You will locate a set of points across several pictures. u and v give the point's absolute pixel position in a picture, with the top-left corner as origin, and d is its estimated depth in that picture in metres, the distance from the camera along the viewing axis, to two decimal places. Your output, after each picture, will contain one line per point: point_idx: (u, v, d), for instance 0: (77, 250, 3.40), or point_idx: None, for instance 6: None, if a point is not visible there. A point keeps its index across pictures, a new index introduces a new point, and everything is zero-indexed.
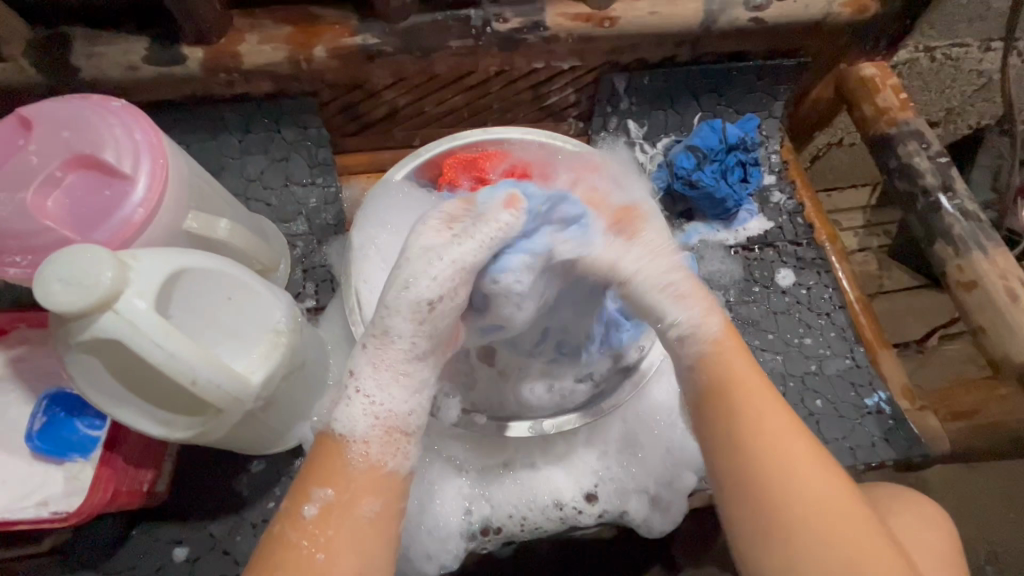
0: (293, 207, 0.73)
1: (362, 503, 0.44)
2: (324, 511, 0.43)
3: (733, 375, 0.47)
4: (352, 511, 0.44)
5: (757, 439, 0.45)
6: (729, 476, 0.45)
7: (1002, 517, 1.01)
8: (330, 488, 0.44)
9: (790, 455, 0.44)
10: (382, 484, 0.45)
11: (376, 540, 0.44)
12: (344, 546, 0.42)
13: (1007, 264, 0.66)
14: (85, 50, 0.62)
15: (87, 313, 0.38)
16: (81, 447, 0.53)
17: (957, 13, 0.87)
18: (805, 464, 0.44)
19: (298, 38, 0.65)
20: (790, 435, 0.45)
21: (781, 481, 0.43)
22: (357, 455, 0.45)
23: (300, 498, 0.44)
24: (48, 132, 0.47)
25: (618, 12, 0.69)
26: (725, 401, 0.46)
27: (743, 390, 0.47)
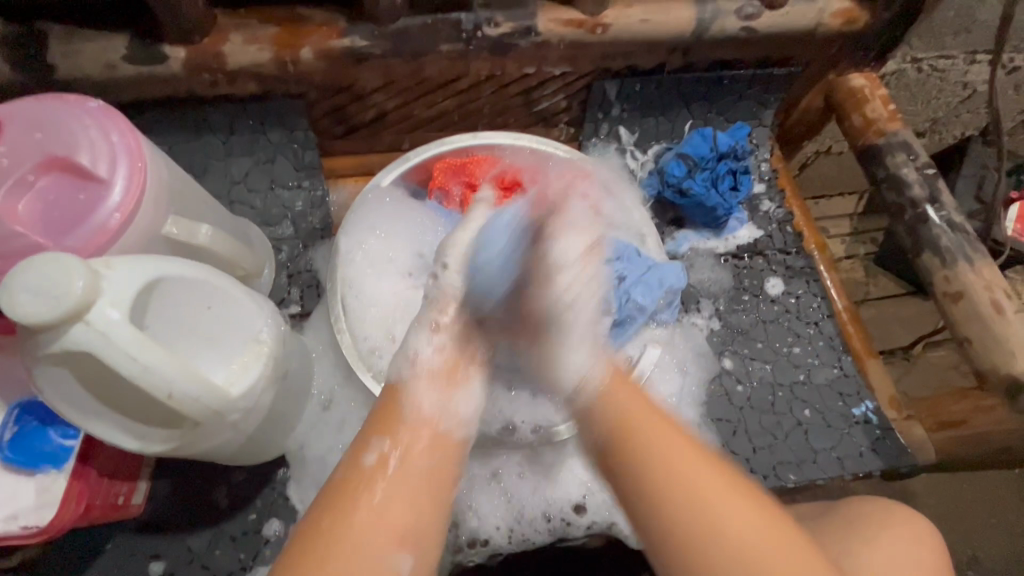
0: (278, 211, 0.72)
1: (420, 457, 0.46)
2: (379, 462, 0.45)
3: (653, 438, 0.46)
4: (407, 457, 0.46)
5: (671, 513, 0.43)
6: (653, 533, 0.44)
7: (988, 525, 1.02)
8: (388, 440, 0.46)
9: (740, 530, 0.42)
10: (446, 443, 0.48)
11: (432, 493, 0.45)
12: (400, 497, 0.44)
13: (992, 275, 0.67)
14: (62, 48, 0.60)
15: (57, 324, 0.37)
16: (54, 457, 0.50)
17: (943, 25, 0.88)
18: (745, 520, 0.42)
19: (284, 39, 0.63)
20: (697, 485, 0.43)
21: (708, 556, 0.42)
22: (413, 407, 0.48)
23: (361, 446, 0.46)
24: (18, 132, 0.46)
25: (610, 19, 0.68)
26: (626, 435, 0.46)
27: (682, 492, 0.43)
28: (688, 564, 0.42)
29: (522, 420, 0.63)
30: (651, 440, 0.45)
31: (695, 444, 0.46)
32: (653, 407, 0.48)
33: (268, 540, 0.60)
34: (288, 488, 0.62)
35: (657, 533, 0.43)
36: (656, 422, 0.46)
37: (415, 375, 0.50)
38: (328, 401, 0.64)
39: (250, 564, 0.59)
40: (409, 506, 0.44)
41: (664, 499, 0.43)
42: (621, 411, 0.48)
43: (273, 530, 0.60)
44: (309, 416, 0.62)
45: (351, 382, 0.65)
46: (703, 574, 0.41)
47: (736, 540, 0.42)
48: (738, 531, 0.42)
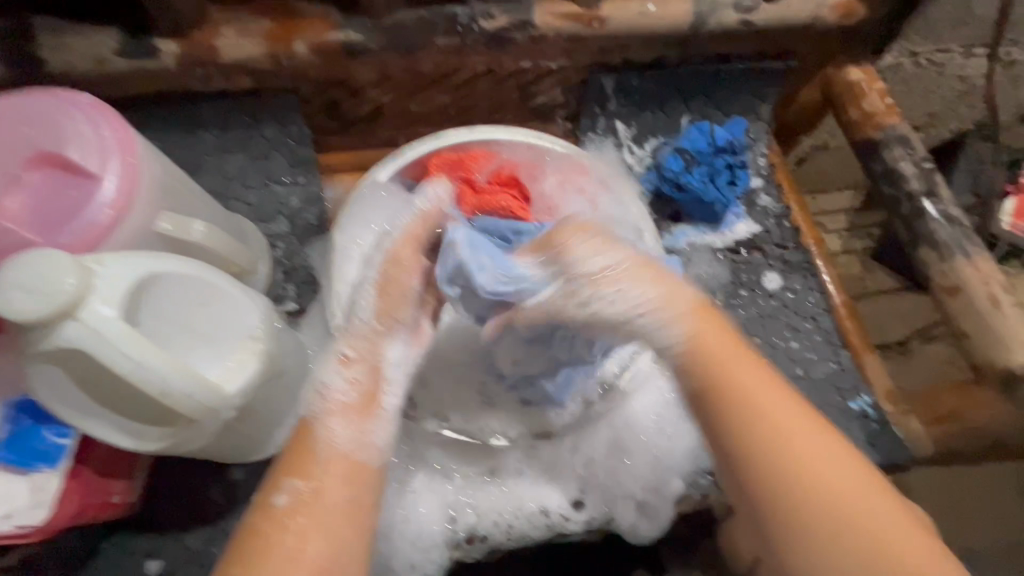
0: (273, 207, 0.71)
1: (337, 493, 0.45)
2: (293, 500, 0.44)
3: (719, 360, 0.48)
4: (319, 492, 0.45)
5: (767, 438, 0.45)
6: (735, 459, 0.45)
7: (985, 517, 1.03)
8: (299, 479, 0.45)
9: (820, 464, 0.44)
10: (365, 475, 0.47)
11: (348, 529, 0.44)
12: (314, 532, 0.43)
13: (988, 269, 0.67)
14: (53, 42, 0.59)
15: (49, 321, 0.36)
16: (48, 456, 0.50)
17: (941, 19, 0.87)
18: (835, 458, 0.44)
19: (278, 33, 0.63)
20: (780, 404, 0.46)
21: (781, 485, 0.44)
22: (327, 443, 0.47)
23: (269, 491, 0.45)
24: (9, 128, 0.45)
25: (607, 12, 0.68)
26: (715, 384, 0.47)
27: (755, 412, 0.46)
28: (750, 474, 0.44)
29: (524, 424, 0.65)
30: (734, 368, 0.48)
31: (763, 364, 0.49)
32: (728, 331, 0.51)
33: None
34: None
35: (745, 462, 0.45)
36: (743, 354, 0.49)
37: (327, 411, 0.49)
38: None
39: None
40: (330, 545, 0.43)
41: (739, 441, 0.45)
42: (705, 348, 0.49)
43: None
44: None
45: None
46: (783, 493, 0.44)
47: (814, 477, 0.43)
48: (832, 459, 0.44)
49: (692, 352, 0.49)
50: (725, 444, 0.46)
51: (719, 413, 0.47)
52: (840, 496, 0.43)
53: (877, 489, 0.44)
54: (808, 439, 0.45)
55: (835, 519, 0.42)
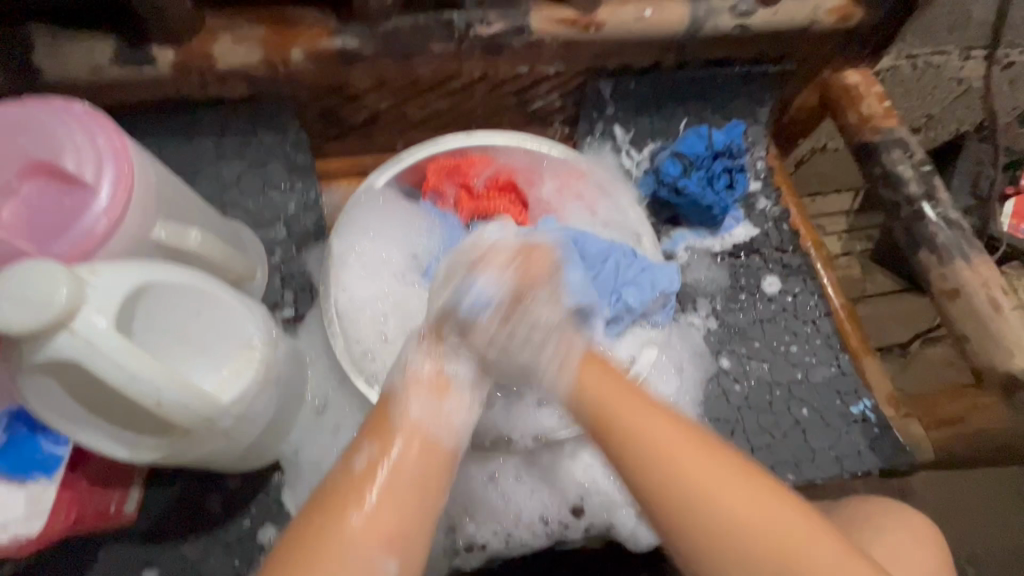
0: (270, 213, 0.71)
1: (409, 468, 0.49)
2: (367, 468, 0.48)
3: (620, 413, 0.49)
4: (396, 469, 0.49)
5: (692, 500, 0.45)
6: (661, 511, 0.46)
7: (991, 520, 1.02)
8: (379, 449, 0.49)
9: (728, 501, 0.45)
10: (438, 457, 0.50)
11: (416, 503, 0.48)
12: (387, 509, 0.47)
13: (988, 272, 0.67)
14: (48, 50, 0.59)
15: (42, 333, 0.36)
16: (45, 465, 0.50)
17: (938, 21, 0.88)
18: (724, 480, 0.45)
19: (274, 39, 0.62)
20: (701, 454, 0.46)
21: (689, 508, 0.45)
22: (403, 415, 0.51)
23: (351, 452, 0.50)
24: (5, 139, 0.45)
25: (604, 17, 0.67)
26: (609, 424, 0.49)
27: (668, 461, 0.46)
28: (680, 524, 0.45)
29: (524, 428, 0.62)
30: (640, 419, 0.47)
31: (664, 412, 0.49)
32: (619, 382, 0.51)
33: (263, 547, 0.59)
34: (283, 494, 0.61)
35: (673, 522, 0.45)
36: (624, 392, 0.50)
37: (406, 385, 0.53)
38: (323, 406, 0.63)
39: (244, 571, 0.59)
40: (397, 517, 0.47)
41: (643, 472, 0.46)
42: (600, 401, 0.50)
43: (267, 536, 0.60)
44: (303, 421, 0.61)
45: (345, 386, 0.64)
46: (702, 537, 0.44)
47: (711, 511, 0.44)
48: (741, 502, 0.45)
49: (580, 403, 0.51)
50: (626, 466, 0.47)
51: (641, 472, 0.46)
52: (747, 525, 0.44)
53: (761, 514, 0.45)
54: (705, 464, 0.46)
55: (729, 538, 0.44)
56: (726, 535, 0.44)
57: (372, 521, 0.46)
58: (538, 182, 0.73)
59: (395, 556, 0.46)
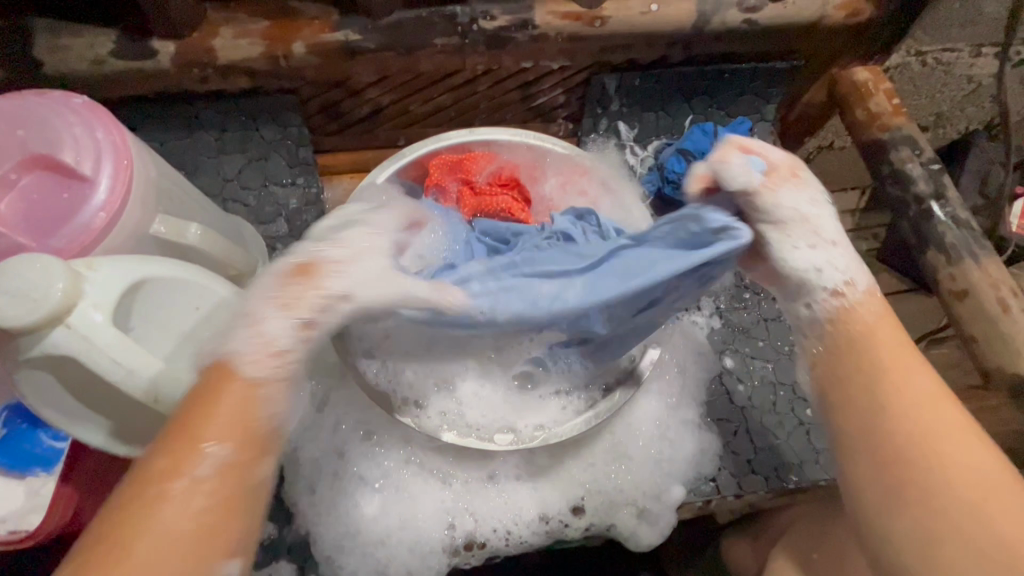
0: (271, 209, 0.71)
1: (252, 465, 0.42)
2: (215, 467, 0.40)
3: (889, 358, 0.46)
4: (233, 471, 0.41)
5: (930, 454, 0.43)
6: (878, 457, 0.44)
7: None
8: (223, 445, 0.40)
9: (959, 467, 0.42)
10: (255, 440, 0.42)
11: (253, 502, 0.42)
12: (230, 512, 0.40)
13: (998, 273, 0.65)
14: (49, 43, 0.58)
15: (38, 328, 0.35)
16: (44, 459, 0.50)
17: (950, 18, 0.87)
18: (976, 452, 0.43)
19: (276, 33, 0.62)
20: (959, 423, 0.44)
21: (935, 446, 0.43)
22: (263, 406, 0.42)
23: (189, 444, 0.40)
24: (3, 130, 0.44)
25: (609, 11, 0.66)
26: (866, 362, 0.47)
27: (914, 413, 0.44)
28: (892, 479, 0.43)
29: (526, 423, 0.60)
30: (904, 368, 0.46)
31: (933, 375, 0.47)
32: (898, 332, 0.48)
33: (263, 542, 0.60)
34: (283, 490, 0.61)
35: (885, 475, 0.44)
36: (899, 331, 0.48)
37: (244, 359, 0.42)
38: (323, 403, 0.63)
39: None
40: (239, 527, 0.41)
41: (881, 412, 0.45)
42: (869, 333, 0.47)
43: (268, 532, 0.60)
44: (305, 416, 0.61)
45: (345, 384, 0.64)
46: (910, 498, 0.42)
47: (946, 455, 0.43)
48: (978, 473, 0.42)
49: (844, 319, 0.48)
50: (860, 402, 0.46)
51: (880, 423, 0.45)
52: (969, 501, 0.41)
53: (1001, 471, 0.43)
54: (938, 405, 0.45)
55: (959, 487, 0.42)
56: (946, 498, 0.42)
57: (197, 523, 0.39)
58: (541, 178, 0.73)
59: (240, 555, 0.41)
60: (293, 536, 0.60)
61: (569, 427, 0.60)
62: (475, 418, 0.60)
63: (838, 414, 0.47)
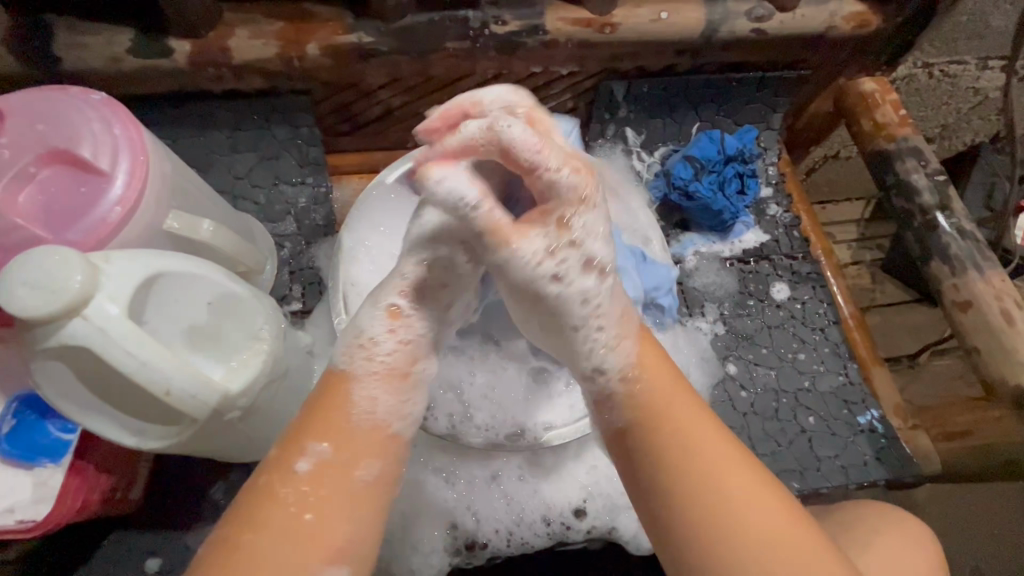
0: (281, 207, 0.72)
1: (360, 466, 0.41)
2: (319, 466, 0.40)
3: (670, 396, 0.43)
4: (345, 469, 0.41)
5: (721, 502, 0.40)
6: (672, 495, 0.41)
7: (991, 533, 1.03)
8: (327, 443, 0.41)
9: (748, 520, 0.40)
10: (385, 444, 0.42)
11: (373, 507, 0.41)
12: (336, 509, 0.40)
13: (1003, 285, 0.66)
14: (67, 39, 0.59)
15: (54, 319, 0.36)
16: (51, 451, 0.50)
17: (956, 31, 0.88)
18: (756, 503, 0.40)
19: (291, 34, 0.63)
20: (734, 469, 0.41)
21: (727, 514, 0.40)
22: (366, 409, 0.42)
23: (295, 451, 0.40)
24: (21, 124, 0.45)
25: (619, 19, 0.67)
26: (655, 419, 0.43)
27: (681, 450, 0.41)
28: (702, 532, 0.40)
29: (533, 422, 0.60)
30: (682, 408, 0.43)
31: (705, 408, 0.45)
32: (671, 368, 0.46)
33: None
34: None
35: (691, 521, 0.40)
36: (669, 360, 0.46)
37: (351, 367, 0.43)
38: None
39: None
40: (350, 526, 0.40)
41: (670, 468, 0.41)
42: (658, 390, 0.44)
43: None
44: None
45: None
46: (725, 549, 0.39)
47: (752, 508, 0.40)
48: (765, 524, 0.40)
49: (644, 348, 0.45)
50: (662, 439, 0.42)
51: (677, 464, 0.41)
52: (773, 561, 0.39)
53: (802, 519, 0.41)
54: (729, 456, 0.42)
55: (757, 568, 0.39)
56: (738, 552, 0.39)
57: (303, 525, 0.39)
58: None
59: (346, 562, 0.39)
60: None
61: (571, 431, 0.58)
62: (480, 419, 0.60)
63: (629, 459, 0.43)
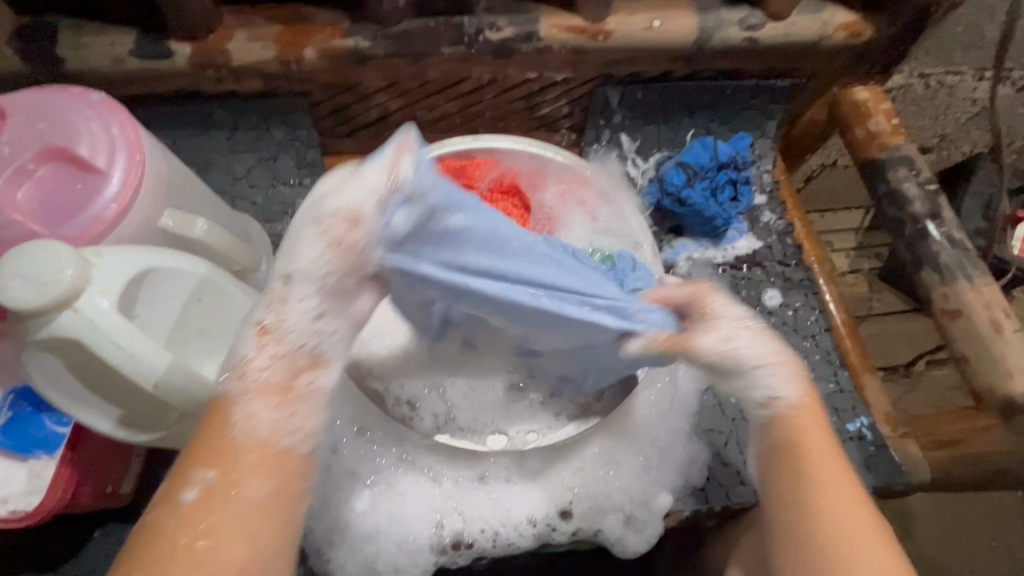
0: (278, 207, 0.73)
1: (252, 486, 0.41)
2: (206, 491, 0.40)
3: (811, 441, 0.50)
4: (233, 489, 0.41)
5: (837, 534, 0.46)
6: (792, 515, 0.48)
7: (979, 540, 1.04)
8: (212, 470, 0.41)
9: (855, 554, 0.46)
10: (277, 462, 0.42)
11: (267, 525, 0.41)
12: (231, 531, 0.40)
13: (992, 294, 0.66)
14: (71, 40, 0.60)
15: (46, 311, 0.37)
16: (48, 444, 0.51)
17: (951, 42, 0.89)
18: (868, 547, 0.46)
19: (289, 38, 0.64)
20: (853, 513, 0.47)
21: (832, 541, 0.46)
22: (246, 429, 0.42)
23: (179, 483, 0.41)
24: (23, 123, 0.46)
25: (612, 26, 0.68)
26: (795, 452, 0.50)
27: (813, 483, 0.48)
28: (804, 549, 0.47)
29: (518, 430, 0.63)
30: (820, 454, 0.49)
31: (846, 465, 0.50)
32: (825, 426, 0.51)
33: None
34: None
35: (798, 535, 0.48)
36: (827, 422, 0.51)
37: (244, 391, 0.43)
38: None
39: None
40: (247, 548, 0.40)
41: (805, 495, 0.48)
42: (803, 434, 0.50)
43: None
44: None
45: None
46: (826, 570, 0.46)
47: (857, 556, 0.46)
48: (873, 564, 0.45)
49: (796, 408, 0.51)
50: (794, 471, 0.49)
51: (797, 489, 0.49)
52: None
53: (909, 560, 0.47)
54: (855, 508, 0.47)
55: None
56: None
57: (190, 551, 0.39)
58: (542, 186, 0.74)
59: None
60: None
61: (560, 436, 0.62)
62: (470, 418, 0.63)
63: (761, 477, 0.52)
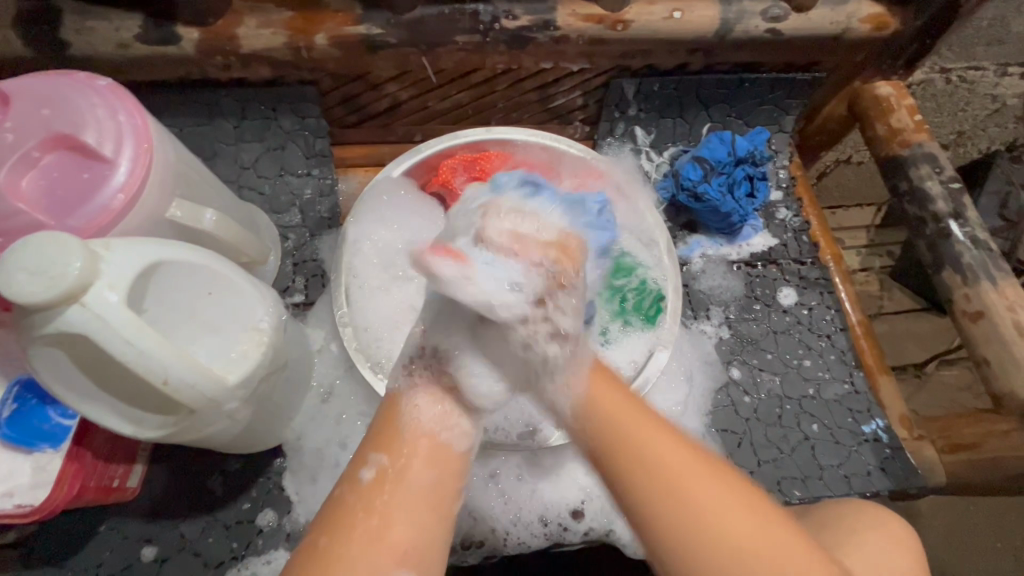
0: (286, 198, 0.71)
1: (419, 472, 0.45)
2: (378, 477, 0.44)
3: (636, 433, 0.44)
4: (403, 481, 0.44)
5: (683, 520, 0.41)
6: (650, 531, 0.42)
7: (987, 542, 1.03)
8: (385, 454, 0.46)
9: (710, 515, 0.41)
10: (446, 454, 0.46)
11: (431, 513, 0.44)
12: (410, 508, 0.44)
13: (1016, 296, 0.64)
14: (76, 24, 0.59)
15: (54, 305, 0.36)
16: (52, 437, 0.50)
17: (975, 37, 0.87)
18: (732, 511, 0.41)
19: (300, 24, 0.62)
20: (705, 476, 0.42)
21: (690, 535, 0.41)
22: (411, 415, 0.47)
23: (358, 462, 0.45)
24: (26, 107, 0.44)
25: (632, 15, 0.66)
26: (613, 433, 0.44)
27: (629, 443, 0.43)
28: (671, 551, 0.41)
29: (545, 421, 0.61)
30: (635, 430, 0.44)
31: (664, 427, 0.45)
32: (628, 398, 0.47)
33: (262, 530, 0.60)
34: (284, 479, 0.61)
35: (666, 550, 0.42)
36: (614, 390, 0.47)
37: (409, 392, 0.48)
38: (328, 394, 0.64)
39: (242, 553, 0.59)
40: (417, 526, 0.43)
41: (621, 449, 0.44)
42: (608, 404, 0.46)
43: (267, 520, 0.60)
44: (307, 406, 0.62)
45: (352, 375, 0.65)
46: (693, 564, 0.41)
47: (709, 520, 0.41)
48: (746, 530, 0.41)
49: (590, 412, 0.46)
50: (613, 459, 0.44)
51: (624, 474, 0.43)
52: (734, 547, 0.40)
53: (771, 522, 0.42)
54: (688, 473, 0.42)
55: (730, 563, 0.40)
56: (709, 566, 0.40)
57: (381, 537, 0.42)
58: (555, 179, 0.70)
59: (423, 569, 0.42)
60: (290, 526, 0.60)
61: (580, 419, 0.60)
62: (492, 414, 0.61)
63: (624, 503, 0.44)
